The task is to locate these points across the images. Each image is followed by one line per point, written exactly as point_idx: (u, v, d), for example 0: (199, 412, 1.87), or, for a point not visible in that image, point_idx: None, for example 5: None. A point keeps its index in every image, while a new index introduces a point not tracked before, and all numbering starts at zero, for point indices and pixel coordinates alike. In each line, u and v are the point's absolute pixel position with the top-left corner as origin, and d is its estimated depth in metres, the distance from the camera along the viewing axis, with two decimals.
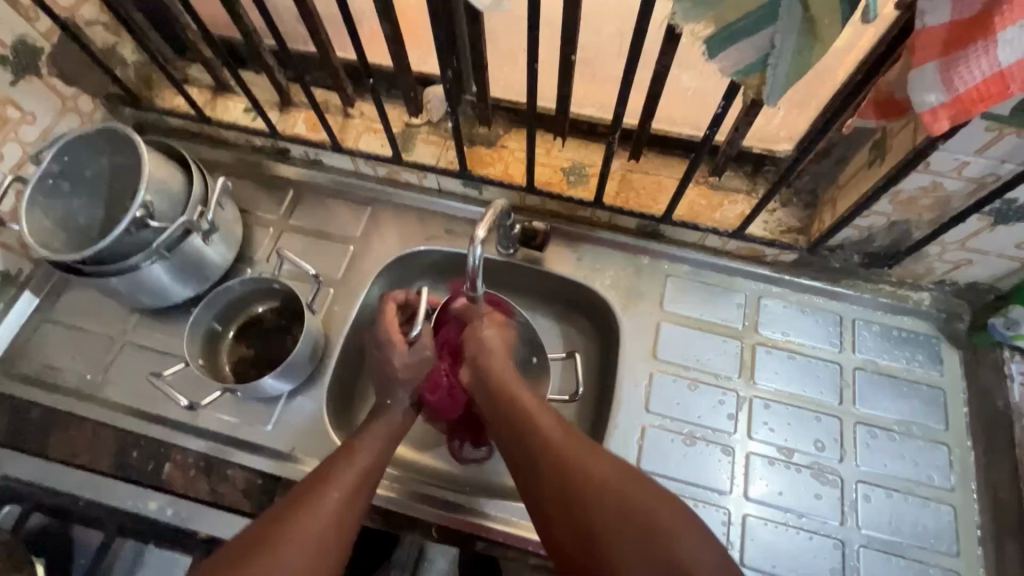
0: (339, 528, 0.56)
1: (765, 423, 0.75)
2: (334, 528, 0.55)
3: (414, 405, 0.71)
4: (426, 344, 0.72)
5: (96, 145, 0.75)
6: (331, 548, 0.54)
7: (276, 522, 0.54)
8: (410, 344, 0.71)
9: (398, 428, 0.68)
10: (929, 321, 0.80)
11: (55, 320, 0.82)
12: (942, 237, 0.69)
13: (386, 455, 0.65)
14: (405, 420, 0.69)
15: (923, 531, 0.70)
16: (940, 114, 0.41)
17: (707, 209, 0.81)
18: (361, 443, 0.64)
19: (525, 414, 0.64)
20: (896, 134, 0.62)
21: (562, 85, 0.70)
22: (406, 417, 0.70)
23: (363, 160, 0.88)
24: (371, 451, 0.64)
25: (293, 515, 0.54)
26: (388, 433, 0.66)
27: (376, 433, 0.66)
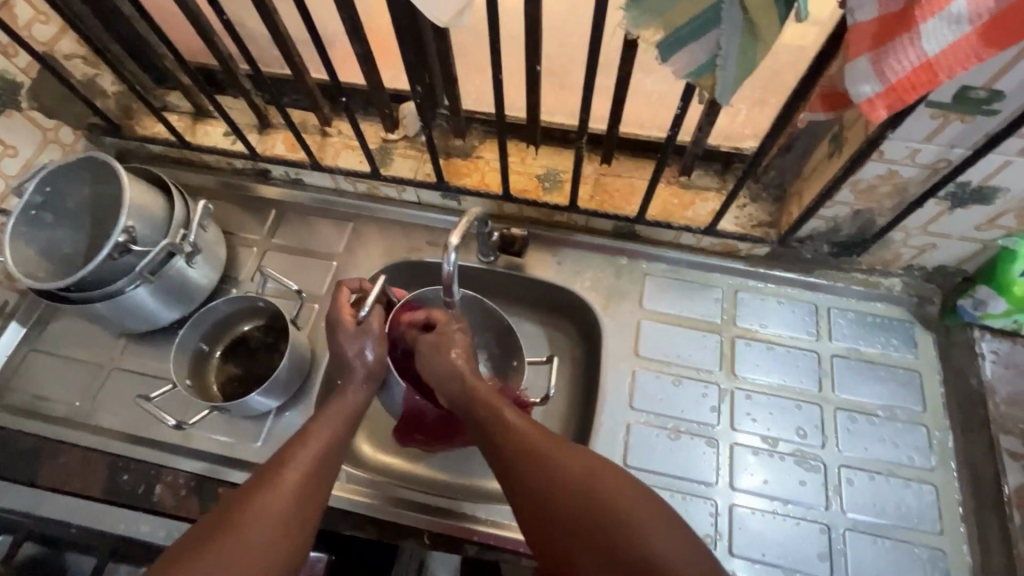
0: (299, 503, 0.56)
1: (748, 414, 0.77)
2: (293, 507, 0.55)
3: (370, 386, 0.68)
4: (375, 326, 0.69)
5: (78, 175, 0.76)
6: (291, 531, 0.54)
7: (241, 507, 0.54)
8: (359, 324, 0.68)
9: (356, 407, 0.67)
10: (902, 306, 0.82)
11: (42, 349, 0.83)
12: (906, 222, 0.71)
13: (345, 433, 0.64)
14: (361, 399, 0.67)
15: (907, 512, 0.71)
16: (878, 103, 0.44)
17: (680, 207, 0.83)
18: (319, 424, 0.63)
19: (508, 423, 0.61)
20: (851, 126, 0.64)
21: (529, 95, 0.72)
22: (361, 395, 0.68)
23: (343, 177, 0.90)
24: (329, 430, 0.63)
25: (255, 500, 0.54)
26: (345, 414, 0.65)
27: (336, 410, 0.65)
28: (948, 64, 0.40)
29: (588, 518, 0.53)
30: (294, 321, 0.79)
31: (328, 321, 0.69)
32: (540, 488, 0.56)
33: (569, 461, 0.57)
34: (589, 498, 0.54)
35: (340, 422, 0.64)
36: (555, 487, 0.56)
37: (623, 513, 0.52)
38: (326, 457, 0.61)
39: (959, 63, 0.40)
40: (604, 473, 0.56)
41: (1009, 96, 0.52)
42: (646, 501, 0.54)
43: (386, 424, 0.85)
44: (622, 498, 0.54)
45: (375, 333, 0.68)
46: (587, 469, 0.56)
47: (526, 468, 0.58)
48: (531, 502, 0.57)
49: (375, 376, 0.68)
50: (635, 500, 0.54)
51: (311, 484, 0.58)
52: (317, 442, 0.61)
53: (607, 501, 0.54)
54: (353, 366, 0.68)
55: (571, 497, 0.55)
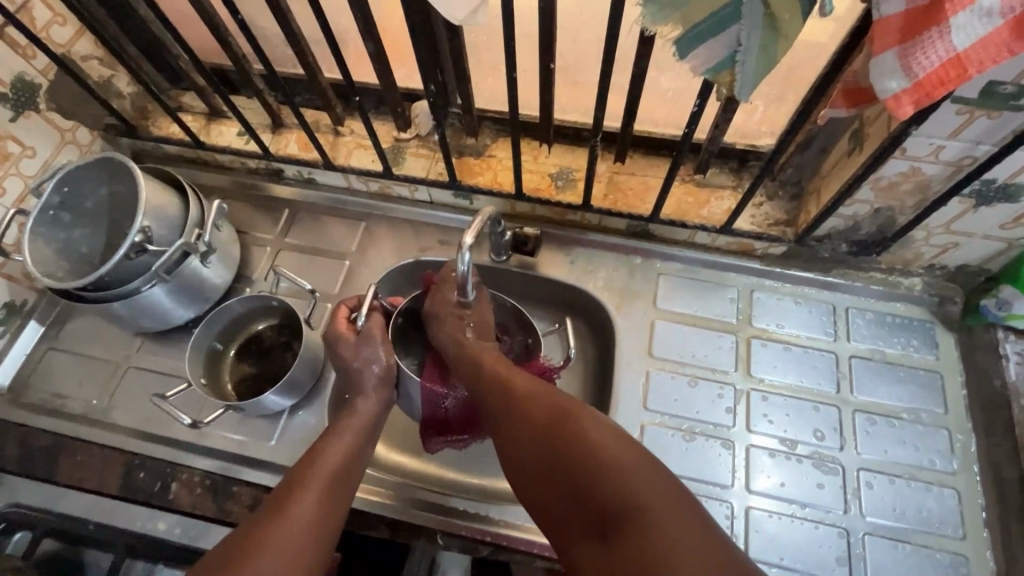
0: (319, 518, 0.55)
1: (764, 415, 0.76)
2: (313, 527, 0.54)
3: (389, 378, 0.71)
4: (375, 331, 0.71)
5: (95, 175, 0.77)
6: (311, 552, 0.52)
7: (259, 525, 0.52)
8: (358, 333, 0.71)
9: (369, 423, 0.67)
10: (922, 306, 0.80)
11: (60, 348, 0.84)
12: (928, 220, 0.69)
13: (359, 450, 0.65)
14: (375, 413, 0.68)
15: (927, 516, 0.70)
16: (904, 99, 0.43)
17: (695, 205, 0.82)
18: (330, 442, 0.63)
19: (501, 381, 0.63)
20: (872, 122, 0.63)
21: (542, 94, 0.72)
22: (377, 408, 0.69)
23: (355, 176, 0.90)
24: (342, 446, 0.63)
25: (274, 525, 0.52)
26: (360, 429, 0.66)
27: (351, 430, 0.65)
28: (979, 58, 0.39)
29: (551, 453, 0.53)
30: (308, 321, 0.80)
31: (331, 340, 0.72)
32: (514, 427, 0.58)
33: (537, 400, 0.58)
34: (552, 430, 0.55)
35: (355, 439, 0.65)
36: (526, 428, 0.57)
37: (582, 445, 0.52)
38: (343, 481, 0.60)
39: (990, 59, 0.39)
40: (568, 409, 0.56)
41: None
42: (614, 432, 0.52)
43: (400, 423, 0.85)
44: (583, 428, 0.53)
45: (378, 338, 0.70)
46: (551, 406, 0.57)
47: (501, 412, 0.60)
48: (506, 447, 0.58)
49: (386, 380, 0.70)
50: (598, 430, 0.53)
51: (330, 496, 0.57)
52: (335, 460, 0.61)
53: (568, 435, 0.53)
54: (363, 373, 0.70)
55: (537, 431, 0.55)
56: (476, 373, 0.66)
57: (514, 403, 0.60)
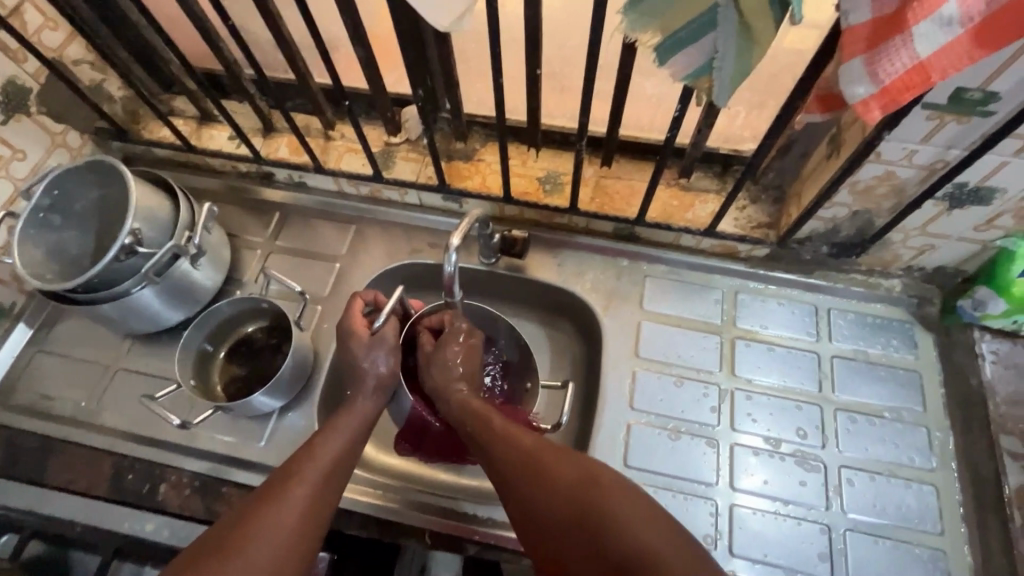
0: (307, 517, 0.56)
1: (748, 414, 0.77)
2: (299, 526, 0.55)
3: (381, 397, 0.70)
4: (387, 335, 0.71)
5: (86, 178, 0.77)
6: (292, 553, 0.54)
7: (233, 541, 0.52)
8: (371, 334, 0.70)
9: (366, 420, 0.67)
10: (901, 307, 0.82)
11: (49, 350, 0.84)
12: (904, 223, 0.71)
13: (356, 446, 0.65)
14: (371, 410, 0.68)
15: (907, 512, 0.71)
16: (873, 104, 0.44)
17: (680, 209, 0.84)
18: (326, 436, 0.63)
19: (502, 432, 0.63)
20: (848, 127, 0.65)
21: (529, 99, 0.73)
22: (370, 406, 0.68)
23: (346, 180, 0.91)
24: (338, 442, 0.63)
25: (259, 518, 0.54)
26: (356, 426, 0.66)
27: (341, 431, 0.64)
28: (941, 65, 0.41)
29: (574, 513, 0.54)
30: (297, 322, 0.80)
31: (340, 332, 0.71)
32: (526, 476, 0.58)
33: (558, 456, 0.59)
34: (576, 490, 0.55)
35: (345, 443, 0.64)
36: (544, 484, 0.57)
37: (609, 511, 0.53)
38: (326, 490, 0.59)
39: (951, 65, 0.41)
40: (592, 472, 0.56)
41: (1004, 97, 0.52)
42: (636, 496, 0.54)
43: (390, 425, 0.86)
44: (610, 493, 0.54)
45: (387, 343, 0.70)
46: (574, 465, 0.57)
47: (511, 458, 0.60)
48: (515, 498, 0.58)
49: (384, 387, 0.70)
50: (624, 495, 0.54)
51: (312, 506, 0.57)
52: (321, 465, 0.60)
53: (594, 496, 0.54)
54: (364, 376, 0.69)
55: (558, 489, 0.56)
56: (479, 418, 0.66)
57: (531, 453, 0.60)
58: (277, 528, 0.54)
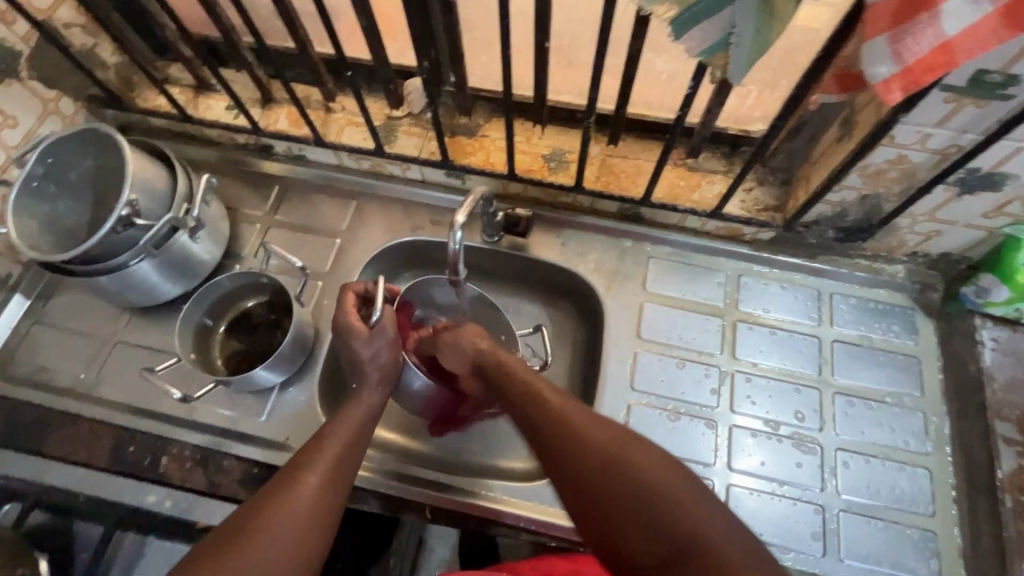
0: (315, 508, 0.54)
1: (747, 396, 0.77)
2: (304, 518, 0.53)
3: (382, 386, 0.70)
4: (386, 326, 0.70)
5: (81, 147, 0.76)
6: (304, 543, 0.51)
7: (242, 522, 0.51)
8: (370, 328, 0.70)
9: (371, 412, 0.67)
10: (904, 293, 0.82)
11: (47, 322, 0.83)
12: (912, 208, 0.70)
13: (363, 437, 0.65)
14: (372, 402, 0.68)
15: (900, 495, 0.72)
16: (893, 85, 0.43)
17: (686, 189, 0.83)
18: (332, 429, 0.63)
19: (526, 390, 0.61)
20: (861, 110, 0.64)
21: (536, 75, 0.71)
22: (372, 398, 0.68)
23: (347, 154, 0.89)
24: (343, 435, 0.63)
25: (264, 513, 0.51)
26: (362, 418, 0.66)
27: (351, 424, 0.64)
28: (966, 46, 0.40)
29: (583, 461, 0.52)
30: (298, 298, 0.79)
31: (337, 327, 0.71)
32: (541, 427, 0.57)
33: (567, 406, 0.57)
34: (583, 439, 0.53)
35: (353, 430, 0.64)
36: (568, 443, 0.53)
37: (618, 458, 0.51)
38: (338, 476, 0.58)
39: (976, 46, 0.40)
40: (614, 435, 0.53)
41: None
42: (658, 455, 0.50)
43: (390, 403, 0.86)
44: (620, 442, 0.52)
45: (387, 335, 0.70)
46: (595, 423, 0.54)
47: (527, 411, 0.59)
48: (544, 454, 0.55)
49: (389, 378, 0.71)
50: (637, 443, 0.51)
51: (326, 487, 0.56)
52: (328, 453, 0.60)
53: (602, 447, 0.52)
54: (367, 369, 0.70)
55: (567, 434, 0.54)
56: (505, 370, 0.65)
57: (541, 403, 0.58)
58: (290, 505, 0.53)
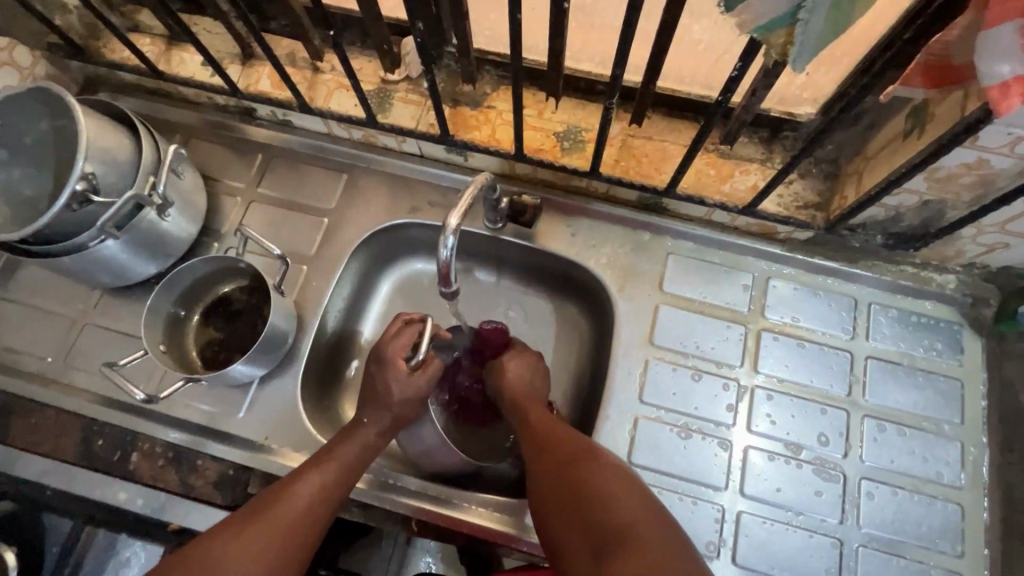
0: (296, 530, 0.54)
1: (767, 415, 0.71)
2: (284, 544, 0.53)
3: (389, 431, 0.66)
4: (422, 375, 0.66)
5: (33, 108, 0.67)
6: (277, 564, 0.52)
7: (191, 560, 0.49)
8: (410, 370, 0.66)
9: (372, 449, 0.63)
10: (953, 306, 0.73)
11: (10, 299, 0.77)
12: (982, 218, 0.61)
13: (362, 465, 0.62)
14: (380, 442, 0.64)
15: (927, 531, 0.66)
16: (1013, 90, 0.38)
17: (716, 179, 0.73)
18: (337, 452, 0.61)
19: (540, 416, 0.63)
20: (940, 101, 0.53)
21: (552, 41, 0.60)
22: (379, 439, 0.64)
23: (336, 123, 0.80)
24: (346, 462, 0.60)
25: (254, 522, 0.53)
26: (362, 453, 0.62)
27: (342, 459, 0.61)
28: None
29: (583, 525, 0.50)
30: (278, 286, 0.72)
31: (379, 355, 0.67)
32: (545, 476, 0.56)
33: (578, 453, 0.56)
34: (584, 498, 0.52)
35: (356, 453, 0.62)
36: (556, 463, 0.56)
37: (610, 523, 0.49)
38: (308, 524, 0.55)
39: None
40: (583, 453, 0.55)
41: None
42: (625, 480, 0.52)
43: None
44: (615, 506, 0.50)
45: (414, 386, 0.66)
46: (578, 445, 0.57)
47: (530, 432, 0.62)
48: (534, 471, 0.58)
49: (398, 424, 0.66)
50: (637, 510, 0.49)
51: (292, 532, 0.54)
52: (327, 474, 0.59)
53: (594, 508, 0.50)
54: (384, 409, 0.65)
55: (569, 489, 0.53)
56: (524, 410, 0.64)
57: (549, 448, 0.58)
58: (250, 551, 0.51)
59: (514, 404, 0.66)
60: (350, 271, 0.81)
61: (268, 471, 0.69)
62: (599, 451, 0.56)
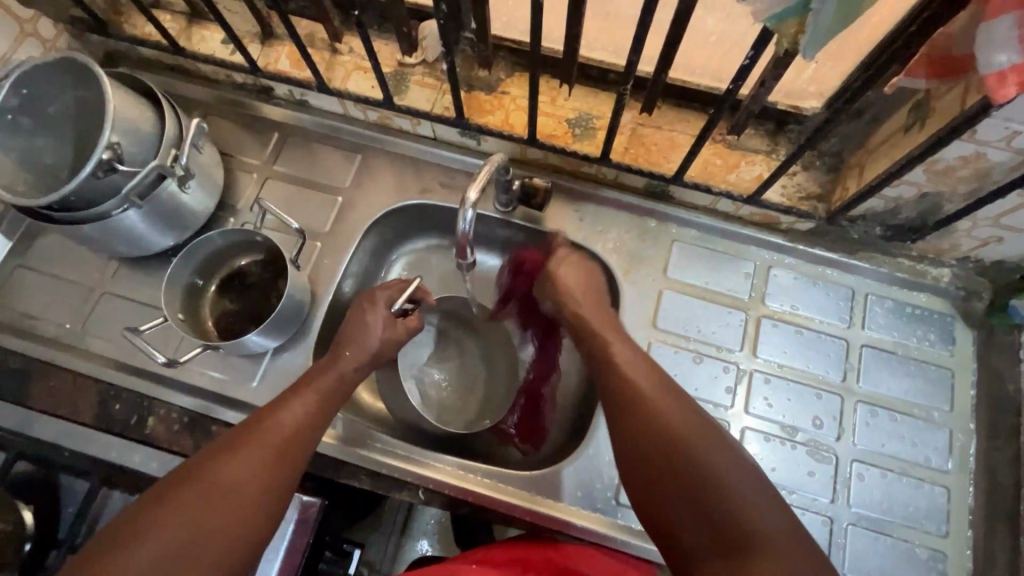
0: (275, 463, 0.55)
1: (764, 397, 0.73)
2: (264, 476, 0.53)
3: (368, 366, 0.67)
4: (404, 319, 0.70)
5: (58, 78, 0.68)
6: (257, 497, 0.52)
7: (177, 485, 0.50)
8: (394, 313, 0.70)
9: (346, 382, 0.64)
10: (946, 299, 0.76)
11: (29, 267, 0.79)
12: (978, 211, 0.63)
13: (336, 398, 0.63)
14: (355, 376, 0.65)
15: (914, 512, 0.69)
16: (1009, 79, 0.42)
17: (722, 169, 0.75)
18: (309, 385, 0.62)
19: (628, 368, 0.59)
20: (941, 96, 0.55)
21: (568, 28, 0.62)
22: (357, 372, 0.65)
23: (352, 103, 0.81)
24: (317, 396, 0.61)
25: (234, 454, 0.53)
26: (335, 385, 0.63)
27: (319, 391, 0.62)
28: None
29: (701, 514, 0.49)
30: (294, 260, 0.74)
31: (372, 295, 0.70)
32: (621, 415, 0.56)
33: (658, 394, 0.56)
34: (669, 441, 0.52)
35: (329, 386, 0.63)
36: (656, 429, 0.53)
37: (701, 473, 0.50)
38: (289, 452, 0.56)
39: None
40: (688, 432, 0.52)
41: None
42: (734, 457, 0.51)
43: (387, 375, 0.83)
44: (701, 452, 0.51)
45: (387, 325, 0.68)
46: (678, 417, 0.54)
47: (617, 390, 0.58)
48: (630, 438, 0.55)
49: (375, 360, 0.67)
50: (723, 455, 0.51)
51: (277, 459, 0.55)
52: (301, 408, 0.59)
53: (680, 458, 0.51)
54: (362, 341, 0.66)
55: (664, 432, 0.53)
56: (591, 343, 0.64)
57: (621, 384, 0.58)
58: (234, 474, 0.52)
59: (600, 340, 0.64)
60: (363, 249, 0.83)
61: None
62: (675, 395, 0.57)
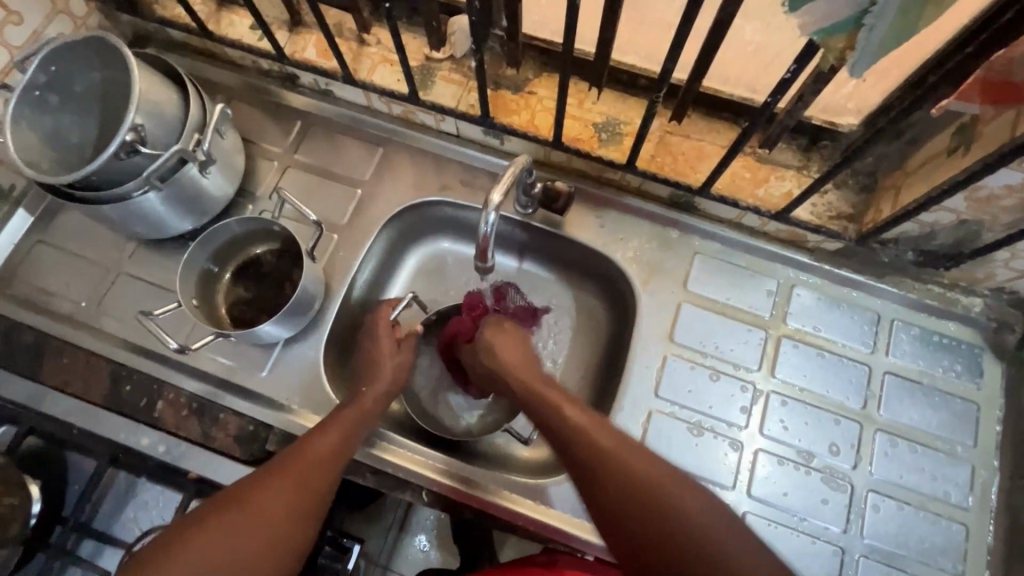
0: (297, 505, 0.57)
1: (780, 420, 0.71)
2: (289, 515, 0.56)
3: (387, 392, 0.68)
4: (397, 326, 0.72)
5: (86, 57, 0.68)
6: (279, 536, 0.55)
7: (209, 521, 0.53)
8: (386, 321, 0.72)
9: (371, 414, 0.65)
10: (976, 330, 0.73)
11: (48, 243, 0.79)
12: (1018, 242, 0.61)
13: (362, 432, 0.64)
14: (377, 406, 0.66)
15: (930, 548, 0.67)
16: None
17: (751, 183, 0.73)
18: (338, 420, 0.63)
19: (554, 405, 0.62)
20: (989, 120, 0.53)
21: (603, 31, 0.61)
22: (377, 402, 0.67)
23: (377, 96, 0.81)
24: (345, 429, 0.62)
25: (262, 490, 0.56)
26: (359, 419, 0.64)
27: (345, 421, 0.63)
28: None
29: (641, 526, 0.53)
30: (310, 252, 0.73)
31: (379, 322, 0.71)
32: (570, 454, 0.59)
33: (631, 460, 0.56)
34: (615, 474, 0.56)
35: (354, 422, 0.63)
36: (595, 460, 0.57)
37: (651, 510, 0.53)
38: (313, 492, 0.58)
39: None
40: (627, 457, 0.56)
41: None
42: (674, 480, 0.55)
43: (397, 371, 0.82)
44: (671, 506, 0.53)
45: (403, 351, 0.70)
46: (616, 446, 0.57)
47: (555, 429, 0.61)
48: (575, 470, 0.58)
49: (393, 387, 0.69)
50: (699, 506, 0.53)
51: (304, 494, 0.57)
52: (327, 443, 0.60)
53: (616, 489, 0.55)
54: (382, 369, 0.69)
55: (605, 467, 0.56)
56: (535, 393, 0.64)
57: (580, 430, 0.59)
58: (261, 517, 0.54)
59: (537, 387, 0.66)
60: (379, 243, 0.82)
61: (286, 430, 0.71)
62: (644, 452, 0.57)
